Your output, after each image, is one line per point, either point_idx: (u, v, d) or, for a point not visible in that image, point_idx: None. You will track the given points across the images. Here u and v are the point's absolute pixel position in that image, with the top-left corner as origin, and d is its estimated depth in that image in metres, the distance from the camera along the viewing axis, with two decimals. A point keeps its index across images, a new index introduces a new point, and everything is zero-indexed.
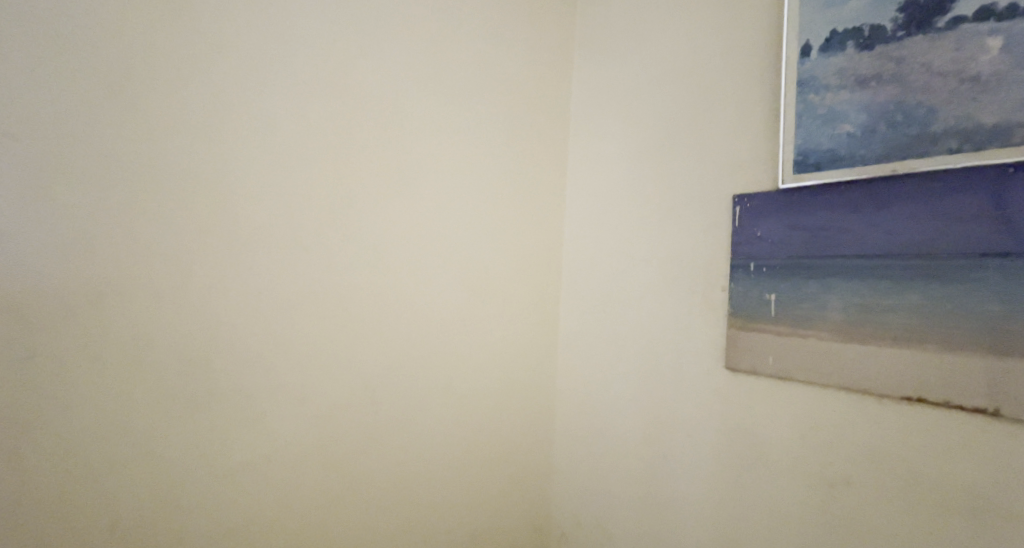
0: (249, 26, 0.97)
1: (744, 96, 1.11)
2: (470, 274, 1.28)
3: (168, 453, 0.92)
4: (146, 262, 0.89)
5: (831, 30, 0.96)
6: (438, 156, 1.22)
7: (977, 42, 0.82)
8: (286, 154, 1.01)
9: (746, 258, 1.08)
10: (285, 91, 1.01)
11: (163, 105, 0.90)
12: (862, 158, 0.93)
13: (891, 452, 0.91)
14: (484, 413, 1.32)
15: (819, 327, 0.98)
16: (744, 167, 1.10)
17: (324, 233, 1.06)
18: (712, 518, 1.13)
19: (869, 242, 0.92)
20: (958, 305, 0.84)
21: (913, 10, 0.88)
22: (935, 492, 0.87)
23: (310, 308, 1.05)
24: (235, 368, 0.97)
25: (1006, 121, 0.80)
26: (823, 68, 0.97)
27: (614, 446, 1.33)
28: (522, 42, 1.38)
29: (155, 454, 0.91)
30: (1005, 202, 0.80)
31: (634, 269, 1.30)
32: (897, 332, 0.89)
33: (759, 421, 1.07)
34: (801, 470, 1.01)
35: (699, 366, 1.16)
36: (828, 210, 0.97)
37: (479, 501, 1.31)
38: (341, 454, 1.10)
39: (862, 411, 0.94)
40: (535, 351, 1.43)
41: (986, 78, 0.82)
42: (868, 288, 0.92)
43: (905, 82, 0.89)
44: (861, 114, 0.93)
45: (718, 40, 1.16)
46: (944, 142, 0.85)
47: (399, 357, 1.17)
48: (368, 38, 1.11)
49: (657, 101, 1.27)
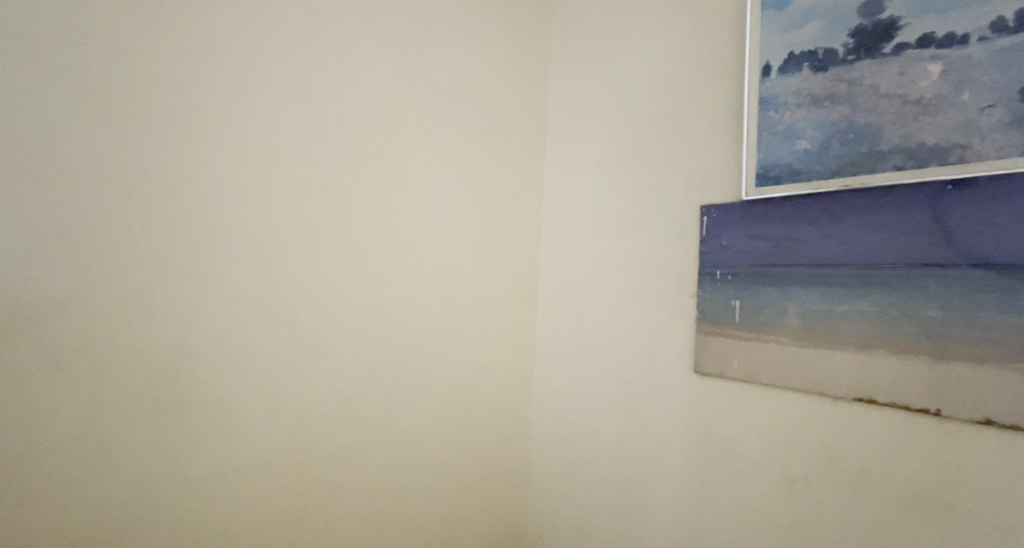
0: (227, 34, 1.00)
1: (709, 110, 1.17)
2: (449, 277, 1.32)
3: (144, 457, 0.94)
4: (125, 267, 0.91)
5: (788, 52, 1.02)
6: (418, 164, 1.26)
7: (918, 67, 0.89)
8: (263, 161, 1.04)
9: (712, 265, 1.12)
10: (263, 101, 1.04)
11: (142, 112, 0.92)
12: (818, 173, 0.98)
13: (845, 451, 0.96)
14: (458, 416, 1.35)
15: (779, 332, 1.03)
16: (710, 178, 1.16)
17: (299, 240, 1.09)
18: (681, 515, 1.17)
19: (824, 251, 0.98)
20: (902, 312, 0.89)
21: (862, 37, 0.94)
22: (883, 487, 0.92)
23: (287, 314, 1.07)
24: (210, 374, 1.00)
25: (944, 141, 0.86)
26: (782, 87, 1.03)
27: (587, 446, 1.37)
28: (495, 50, 1.41)
29: (130, 458, 0.93)
30: (944, 216, 0.86)
31: (608, 274, 1.35)
32: (849, 337, 0.95)
33: (725, 423, 1.12)
34: (764, 468, 1.06)
35: (669, 370, 1.21)
36: (787, 220, 1.03)
37: (456, 503, 1.34)
38: (318, 455, 1.12)
39: (818, 411, 1.00)
40: (512, 353, 1.47)
41: (926, 101, 0.88)
42: (823, 296, 0.97)
43: (855, 103, 0.95)
44: (816, 132, 0.99)
45: (686, 56, 1.22)
46: (890, 160, 0.91)
47: (377, 360, 1.20)
48: (345, 48, 1.14)
49: (629, 113, 1.33)
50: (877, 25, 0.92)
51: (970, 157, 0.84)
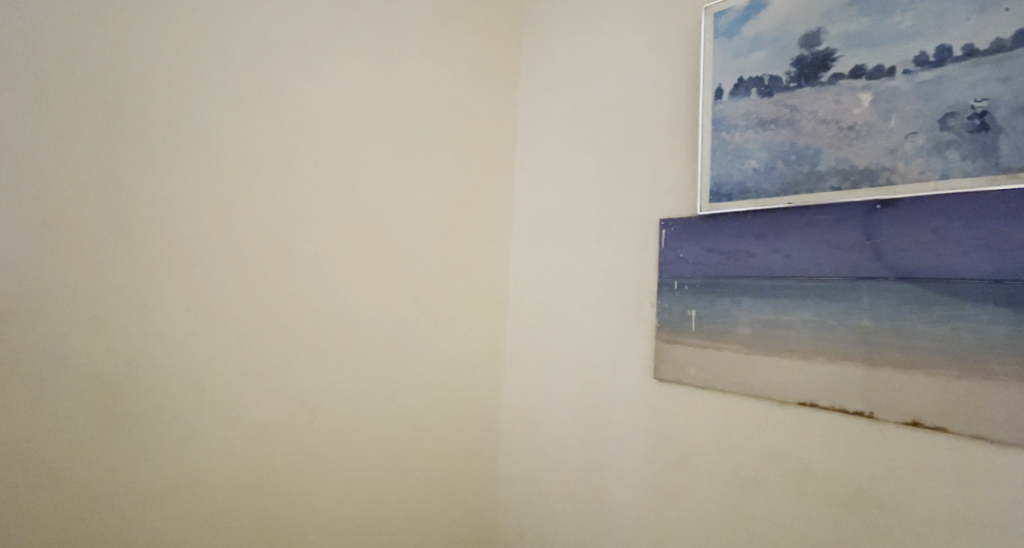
0: (200, 45, 1.02)
1: (669, 129, 1.23)
2: (417, 284, 1.35)
3: (109, 464, 0.95)
4: (94, 276, 0.93)
5: (738, 77, 1.09)
6: (388, 174, 1.29)
7: (851, 96, 0.96)
8: (235, 171, 1.06)
9: (670, 276, 1.18)
10: (235, 111, 1.06)
11: (115, 124, 0.94)
12: (765, 191, 1.05)
13: (791, 453, 1.02)
14: (426, 420, 1.37)
15: (730, 340, 1.09)
16: (669, 193, 1.22)
17: (269, 249, 1.11)
18: (641, 515, 1.22)
19: (771, 265, 1.04)
20: (839, 321, 0.96)
21: (803, 66, 1.02)
22: (825, 486, 0.98)
23: (255, 321, 1.10)
24: (179, 377, 1.01)
25: (874, 164, 0.94)
26: (732, 110, 1.10)
27: (552, 449, 1.41)
28: (466, 65, 1.46)
29: (95, 464, 0.94)
30: (874, 233, 0.94)
31: (574, 282, 1.40)
32: (794, 345, 1.01)
33: (682, 427, 1.17)
34: (718, 469, 1.11)
35: (631, 376, 1.26)
36: (739, 235, 1.09)
37: (423, 506, 1.37)
38: (285, 458, 1.14)
39: (765, 415, 1.06)
40: (481, 359, 1.50)
41: (858, 127, 0.95)
42: (771, 306, 1.04)
43: (796, 127, 1.02)
44: (763, 152, 1.06)
45: (647, 77, 1.29)
46: (827, 180, 0.98)
47: (344, 364, 1.22)
48: (316, 60, 1.17)
49: (593, 129, 1.39)
50: (816, 56, 1.00)
51: (897, 180, 0.92)
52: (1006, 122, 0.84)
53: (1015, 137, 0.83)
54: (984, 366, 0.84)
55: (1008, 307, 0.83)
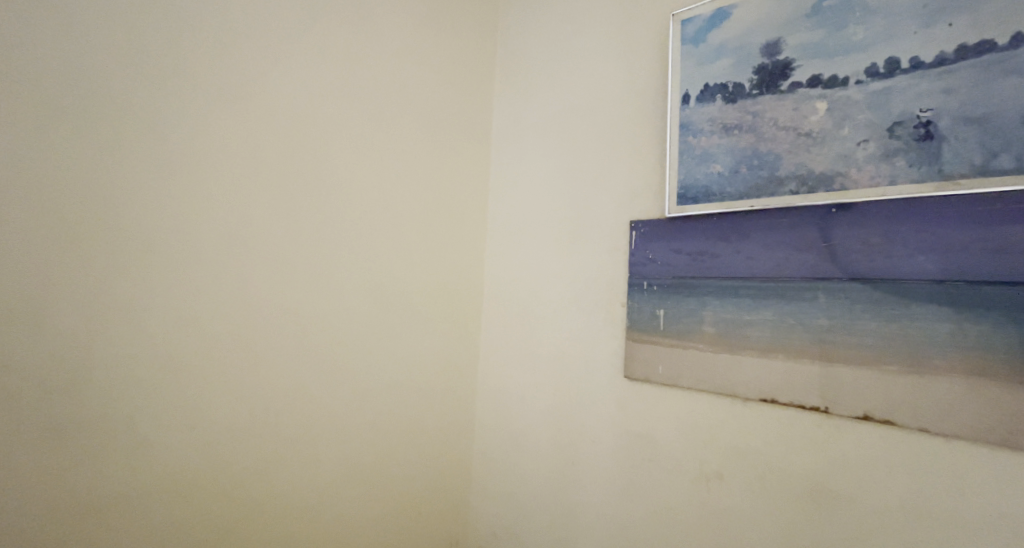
0: (169, 41, 1.01)
1: (639, 133, 1.26)
2: (390, 283, 1.35)
3: (62, 470, 0.92)
4: (48, 275, 0.90)
5: (704, 84, 1.13)
6: (361, 172, 1.29)
7: (809, 104, 1.00)
8: (203, 168, 1.05)
9: (639, 276, 1.21)
10: (205, 108, 1.05)
11: (70, 118, 0.91)
12: (729, 194, 1.08)
13: (753, 448, 1.05)
14: (398, 419, 1.37)
15: (696, 339, 1.12)
16: (639, 196, 1.25)
17: (239, 247, 1.10)
18: (612, 510, 1.24)
19: (735, 266, 1.08)
20: (797, 320, 1.00)
21: (764, 74, 1.05)
22: (784, 480, 1.02)
23: (225, 319, 1.08)
24: (148, 375, 1.00)
25: (829, 170, 0.98)
26: (698, 115, 1.13)
27: (526, 446, 1.43)
28: (440, 66, 1.47)
29: (46, 472, 0.90)
30: (829, 235, 0.98)
31: (547, 282, 1.42)
32: (756, 343, 1.04)
33: (651, 424, 1.20)
34: (685, 465, 1.14)
35: (602, 375, 1.28)
36: (704, 237, 1.12)
37: (397, 504, 1.37)
38: (255, 458, 1.13)
39: (729, 411, 1.09)
40: (455, 357, 1.51)
41: (815, 133, 1.00)
42: (734, 306, 1.07)
43: (758, 133, 1.06)
44: (727, 157, 1.09)
45: (618, 81, 1.31)
46: (787, 185, 1.02)
47: (315, 363, 1.22)
48: (288, 58, 1.17)
49: (567, 132, 1.41)
50: (776, 65, 1.04)
51: (850, 185, 0.96)
52: (948, 132, 0.88)
53: (956, 146, 0.88)
54: (929, 363, 0.88)
55: (951, 307, 0.87)
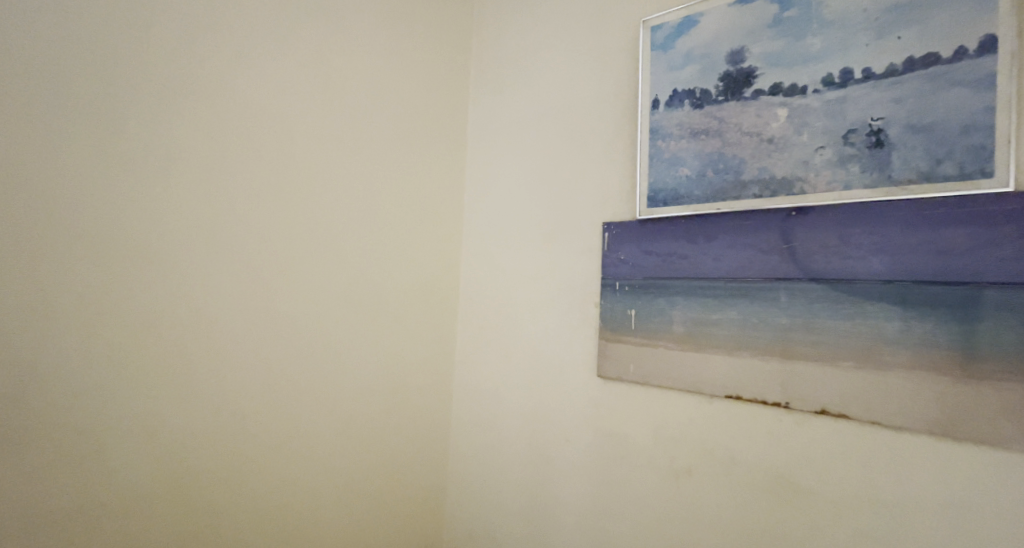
0: (140, 39, 1.00)
1: (611, 136, 1.29)
2: (365, 284, 1.36)
3: (26, 476, 0.90)
4: (8, 277, 0.88)
5: (673, 89, 1.16)
6: (335, 174, 1.29)
7: (770, 111, 1.04)
8: (176, 168, 1.04)
9: (612, 277, 1.24)
10: (178, 108, 1.04)
11: (31, 117, 0.90)
12: (696, 197, 1.12)
13: (720, 443, 1.09)
14: (374, 419, 1.38)
15: (665, 337, 1.15)
16: (612, 198, 1.27)
17: (212, 248, 1.09)
18: (586, 506, 1.27)
19: (702, 266, 1.11)
20: (760, 319, 1.04)
21: (729, 81, 1.09)
22: (749, 474, 1.05)
23: (198, 320, 1.08)
24: (121, 376, 0.99)
25: (790, 175, 1.02)
26: (667, 119, 1.17)
27: (501, 444, 1.45)
28: (416, 68, 1.48)
29: (7, 478, 0.89)
30: (789, 237, 1.02)
31: (523, 283, 1.44)
32: (722, 341, 1.08)
33: (624, 421, 1.22)
34: (657, 461, 1.17)
35: (576, 374, 1.31)
36: (673, 238, 1.15)
37: (373, 503, 1.38)
38: (229, 458, 1.13)
39: (698, 408, 1.12)
40: (431, 357, 1.52)
41: (776, 139, 1.03)
42: (702, 306, 1.10)
43: (723, 138, 1.09)
44: (694, 161, 1.13)
45: (591, 85, 1.34)
46: (750, 189, 1.06)
47: (289, 364, 1.22)
48: (261, 57, 1.16)
49: (541, 135, 1.43)
50: (740, 73, 1.08)
51: (809, 190, 1.00)
52: (898, 140, 0.93)
53: (904, 154, 0.92)
54: (881, 359, 0.92)
55: (900, 306, 0.91)
